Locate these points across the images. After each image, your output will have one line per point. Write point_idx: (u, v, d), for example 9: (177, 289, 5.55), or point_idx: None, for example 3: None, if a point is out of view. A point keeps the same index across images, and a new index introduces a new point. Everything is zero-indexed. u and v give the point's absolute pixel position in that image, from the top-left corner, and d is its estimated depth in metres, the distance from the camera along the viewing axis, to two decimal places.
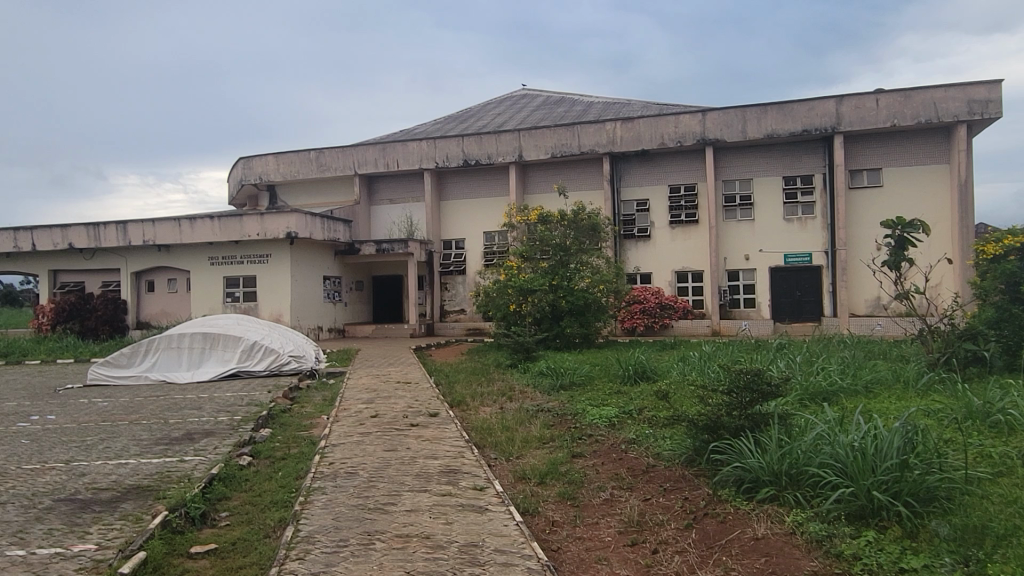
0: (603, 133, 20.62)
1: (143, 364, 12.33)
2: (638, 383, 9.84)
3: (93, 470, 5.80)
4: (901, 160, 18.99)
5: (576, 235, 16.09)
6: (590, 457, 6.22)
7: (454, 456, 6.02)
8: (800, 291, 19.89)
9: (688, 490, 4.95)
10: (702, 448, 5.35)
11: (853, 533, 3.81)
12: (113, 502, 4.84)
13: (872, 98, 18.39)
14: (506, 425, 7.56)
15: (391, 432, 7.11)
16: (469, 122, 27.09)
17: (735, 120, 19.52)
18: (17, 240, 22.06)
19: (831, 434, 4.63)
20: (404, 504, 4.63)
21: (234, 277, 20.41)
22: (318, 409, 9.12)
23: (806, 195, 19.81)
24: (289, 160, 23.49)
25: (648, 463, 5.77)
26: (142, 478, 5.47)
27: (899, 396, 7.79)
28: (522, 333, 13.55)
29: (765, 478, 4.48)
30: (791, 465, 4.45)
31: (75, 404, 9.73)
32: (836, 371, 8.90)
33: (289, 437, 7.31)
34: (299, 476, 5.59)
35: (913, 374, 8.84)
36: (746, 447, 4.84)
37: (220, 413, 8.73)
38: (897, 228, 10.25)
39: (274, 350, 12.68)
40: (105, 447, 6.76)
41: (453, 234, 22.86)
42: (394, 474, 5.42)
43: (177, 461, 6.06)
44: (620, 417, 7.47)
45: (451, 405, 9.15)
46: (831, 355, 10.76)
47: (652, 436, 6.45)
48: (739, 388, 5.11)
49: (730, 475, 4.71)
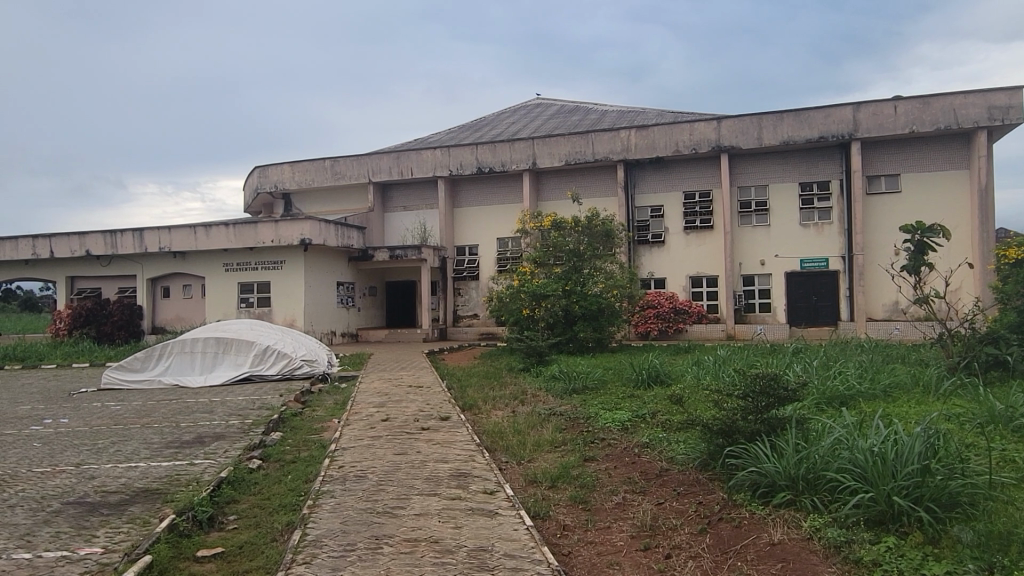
0: (617, 140, 20.53)
1: (156, 368, 12.36)
2: (651, 387, 9.74)
3: (102, 473, 5.77)
4: (919, 166, 18.77)
5: (589, 241, 16.03)
6: (602, 461, 6.12)
7: (464, 460, 5.95)
8: (816, 296, 19.64)
9: (702, 494, 4.84)
10: (717, 453, 5.24)
11: (873, 538, 3.69)
12: (121, 505, 4.80)
13: (890, 105, 18.21)
14: (518, 428, 7.48)
15: (401, 435, 7.06)
16: (483, 130, 27.11)
17: (750, 127, 19.43)
18: (35, 246, 22.29)
19: (850, 438, 4.51)
20: (414, 507, 4.55)
21: (249, 282, 20.49)
22: (330, 412, 9.09)
23: (823, 201, 19.62)
24: (303, 168, 23.59)
25: (661, 467, 5.66)
26: (151, 481, 5.43)
27: (919, 400, 7.63)
28: (535, 338, 13.48)
29: (781, 482, 4.37)
30: (808, 470, 4.33)
31: (88, 408, 9.75)
32: (854, 375, 8.77)
33: (300, 440, 7.27)
34: (308, 479, 5.54)
35: (933, 378, 8.68)
36: (762, 452, 4.73)
37: (231, 416, 8.72)
38: (916, 233, 10.10)
39: (286, 354, 12.64)
40: (116, 450, 6.75)
41: (466, 240, 22.85)
42: (404, 477, 5.35)
43: (187, 464, 6.03)
44: (633, 421, 7.36)
45: (462, 409, 9.08)
46: (849, 359, 10.59)
47: (665, 440, 6.35)
48: (756, 392, 5.00)
49: (746, 479, 4.59)
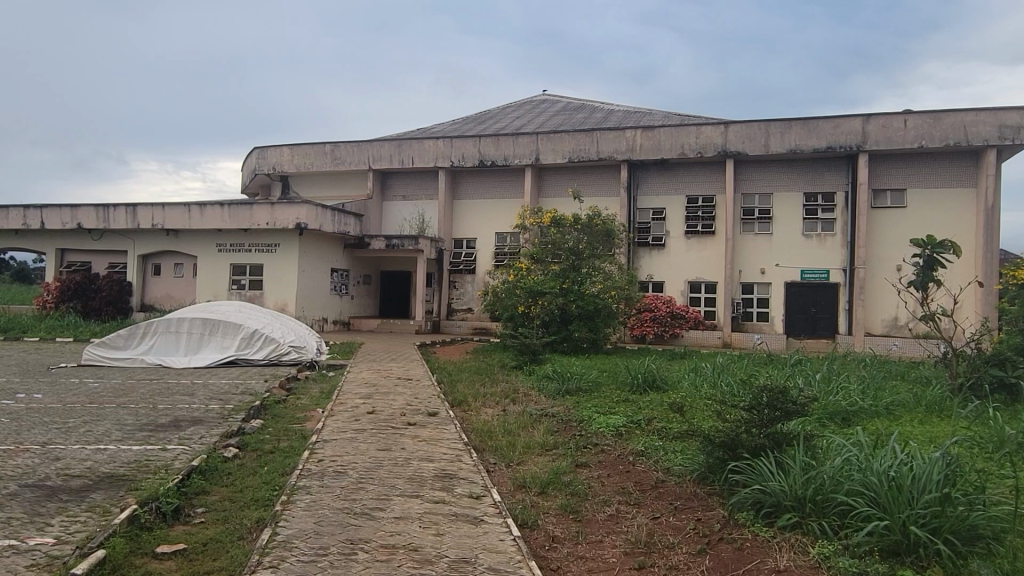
0: (622, 140, 20.24)
1: (139, 347, 12.02)
2: (647, 392, 9.47)
3: (68, 454, 5.46)
4: (927, 181, 18.53)
5: (589, 240, 15.75)
6: (595, 468, 5.84)
7: (451, 460, 5.65)
8: (815, 307, 19.40)
9: (700, 510, 4.57)
10: (717, 467, 4.98)
11: (888, 572, 3.41)
12: (83, 491, 4.50)
13: (900, 118, 17.95)
14: (508, 428, 7.21)
15: (386, 430, 6.78)
16: (487, 123, 26.76)
17: (758, 134, 19.13)
18: (26, 217, 21.92)
19: (861, 461, 4.24)
20: (394, 510, 4.26)
21: (242, 264, 20.15)
22: (314, 401, 8.79)
23: (826, 212, 19.36)
24: (303, 151, 23.25)
25: (657, 479, 5.40)
26: (118, 467, 5.12)
27: (924, 420, 7.38)
28: (530, 335, 13.20)
29: (787, 503, 4.10)
30: (816, 492, 4.05)
31: (66, 384, 9.43)
32: (857, 391, 8.50)
33: (281, 429, 6.98)
34: (285, 473, 5.24)
35: (936, 399, 8.43)
36: (768, 469, 4.45)
37: (212, 400, 8.41)
38: (926, 247, 9.82)
39: (274, 339, 12.35)
40: (86, 430, 6.43)
41: (464, 234, 22.53)
42: (385, 476, 5.05)
43: (159, 450, 5.72)
44: (628, 427, 7.09)
45: (452, 405, 8.78)
46: (850, 373, 10.33)
47: (662, 449, 6.08)
48: (763, 405, 4.74)
49: (749, 497, 4.32)
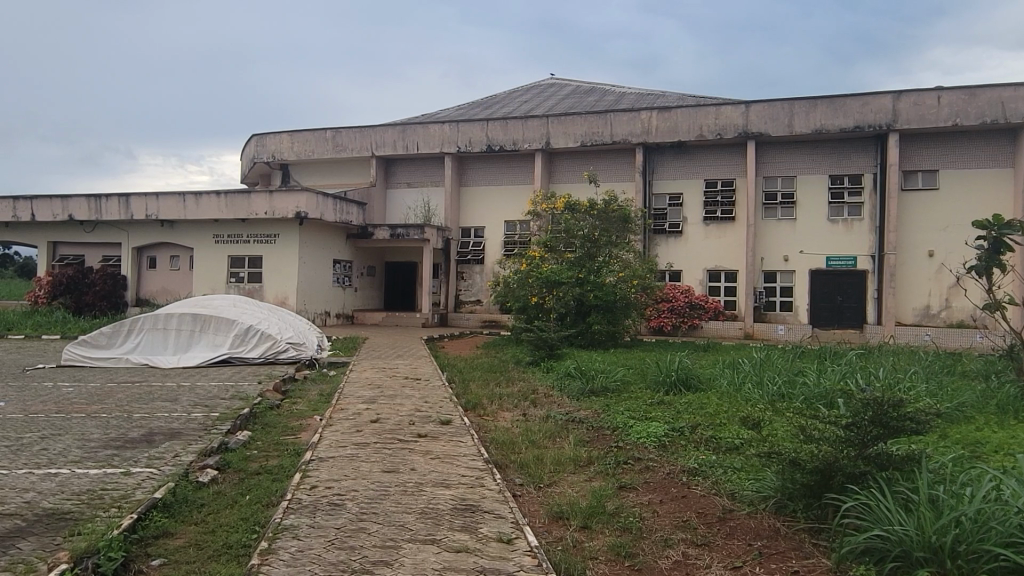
0: (637, 122, 19.19)
1: (126, 345, 11.11)
2: (681, 391, 8.51)
3: (10, 483, 4.51)
4: (962, 163, 17.42)
5: (604, 227, 14.68)
6: (643, 493, 4.87)
7: (471, 486, 4.67)
8: (841, 296, 18.39)
9: (794, 558, 3.63)
10: (801, 495, 4.06)
11: None
12: (7, 540, 3.55)
13: (933, 95, 16.84)
14: (532, 439, 6.25)
15: (393, 444, 5.81)
16: (495, 108, 25.65)
17: (781, 113, 18.07)
18: (16, 208, 20.98)
19: (1011, 499, 3.28)
20: (403, 565, 3.29)
21: (240, 256, 19.20)
22: (312, 407, 7.84)
23: (854, 196, 18.29)
24: (303, 138, 22.20)
25: (723, 507, 4.43)
26: (64, 500, 4.18)
27: (1008, 425, 6.38)
28: (546, 329, 12.14)
29: (917, 554, 3.12)
30: (957, 540, 3.08)
31: (36, 389, 8.49)
32: (924, 391, 7.51)
33: (271, 443, 6.04)
34: (271, 504, 4.29)
35: (1010, 398, 7.43)
36: (883, 505, 3.47)
37: (196, 407, 7.49)
38: (991, 229, 8.74)
39: (270, 336, 11.39)
40: (41, 448, 5.48)
41: (472, 222, 21.59)
42: (392, 510, 4.10)
43: (121, 475, 4.76)
44: (670, 437, 6.12)
45: (466, 409, 7.84)
46: (902, 368, 9.31)
47: (721, 468, 5.10)
48: (865, 422, 3.74)
49: (862, 545, 3.36)
